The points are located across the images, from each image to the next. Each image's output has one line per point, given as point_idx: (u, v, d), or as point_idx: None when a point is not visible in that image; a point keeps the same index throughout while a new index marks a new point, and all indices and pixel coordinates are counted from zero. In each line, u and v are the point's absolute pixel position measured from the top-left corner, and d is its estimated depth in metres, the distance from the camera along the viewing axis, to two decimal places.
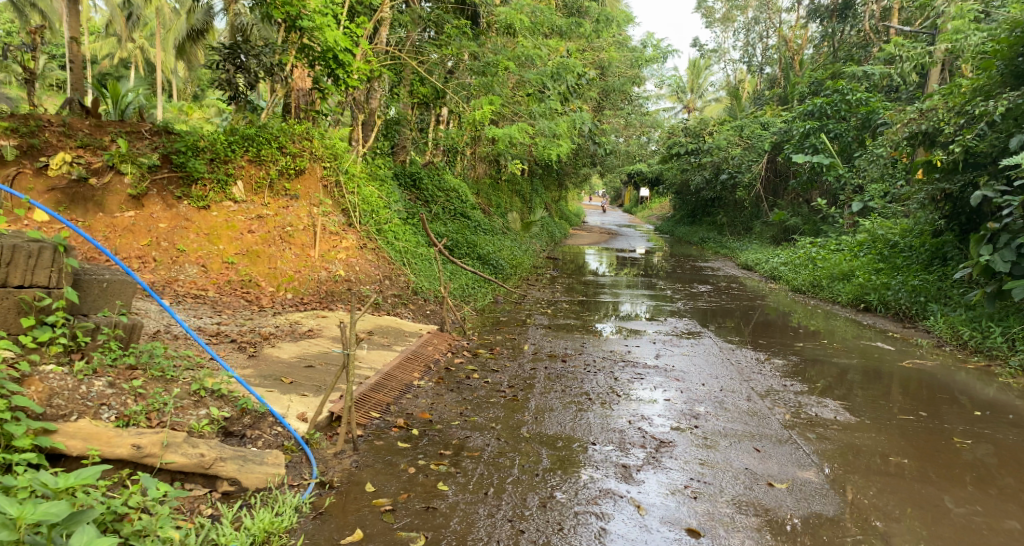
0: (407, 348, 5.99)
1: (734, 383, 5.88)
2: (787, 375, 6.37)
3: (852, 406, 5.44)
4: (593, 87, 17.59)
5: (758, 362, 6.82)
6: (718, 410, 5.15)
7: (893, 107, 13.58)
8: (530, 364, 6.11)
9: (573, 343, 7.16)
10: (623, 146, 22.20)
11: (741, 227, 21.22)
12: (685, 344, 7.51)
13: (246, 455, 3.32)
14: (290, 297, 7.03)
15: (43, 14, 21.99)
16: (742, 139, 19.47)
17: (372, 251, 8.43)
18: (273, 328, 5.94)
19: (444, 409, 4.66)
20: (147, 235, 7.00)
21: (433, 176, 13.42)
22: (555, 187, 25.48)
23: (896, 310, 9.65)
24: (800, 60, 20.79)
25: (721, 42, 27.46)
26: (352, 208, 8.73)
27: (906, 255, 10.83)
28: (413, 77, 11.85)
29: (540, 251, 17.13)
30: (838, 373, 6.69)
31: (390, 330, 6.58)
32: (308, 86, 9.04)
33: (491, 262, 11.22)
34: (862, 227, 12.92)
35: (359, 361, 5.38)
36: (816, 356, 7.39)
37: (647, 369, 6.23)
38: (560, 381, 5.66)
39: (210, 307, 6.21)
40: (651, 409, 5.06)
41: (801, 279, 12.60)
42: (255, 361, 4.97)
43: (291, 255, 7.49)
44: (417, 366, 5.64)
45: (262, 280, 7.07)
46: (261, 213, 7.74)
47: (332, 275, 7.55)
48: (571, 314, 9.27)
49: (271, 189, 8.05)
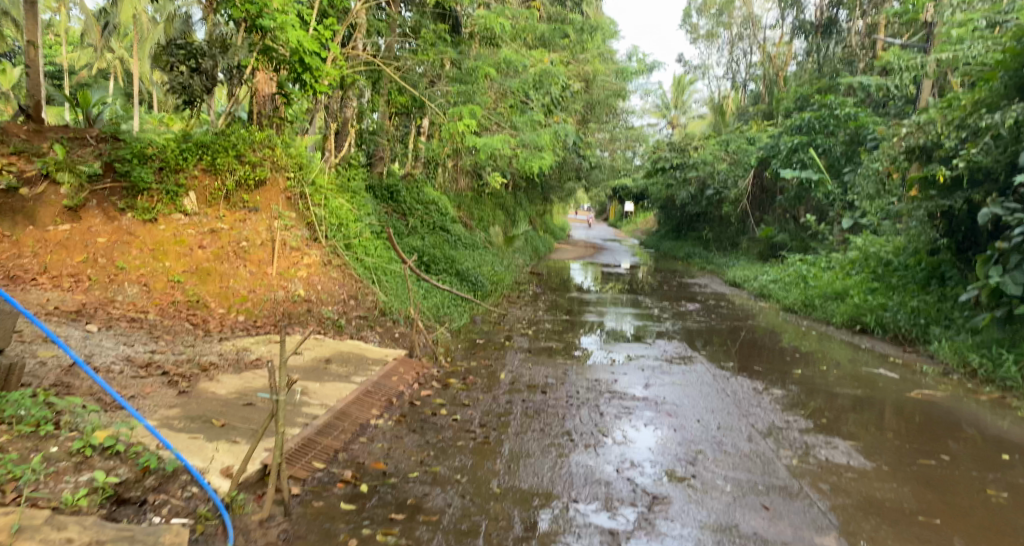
0: (367, 380, 5.35)
1: (734, 421, 5.28)
2: (788, 408, 5.80)
3: (863, 447, 4.89)
4: (577, 99, 17.22)
5: (756, 393, 6.23)
6: (719, 454, 4.56)
7: (883, 122, 13.26)
8: (506, 397, 5.47)
9: (554, 371, 6.51)
10: (608, 160, 21.79)
11: (728, 243, 20.85)
12: (676, 372, 6.87)
13: (134, 536, 2.64)
14: (241, 320, 6.36)
15: (14, 23, 21.27)
16: (728, 154, 19.14)
17: (338, 268, 7.74)
18: (215, 357, 5.23)
19: (402, 457, 4.01)
20: (83, 251, 6.28)
21: (411, 189, 12.81)
22: (540, 201, 25.00)
23: (895, 332, 9.19)
24: (785, 76, 20.61)
25: (705, 58, 27.29)
26: (318, 221, 8.08)
27: (902, 274, 10.46)
28: (391, 86, 11.44)
29: (524, 266, 16.60)
30: (840, 404, 6.15)
31: (351, 357, 5.93)
32: (274, 90, 8.41)
33: (470, 278, 10.60)
34: (854, 244, 12.50)
35: (310, 397, 4.70)
36: (817, 385, 6.84)
37: (636, 402, 5.62)
38: (538, 418, 5.02)
39: (147, 332, 5.50)
40: (642, 453, 4.46)
41: (793, 298, 12.11)
42: (185, 399, 4.24)
43: (246, 273, 6.81)
44: (377, 402, 4.97)
45: (212, 300, 6.39)
46: (215, 227, 7.07)
47: (291, 295, 6.87)
48: (552, 335, 8.64)
49: (228, 201, 7.40)
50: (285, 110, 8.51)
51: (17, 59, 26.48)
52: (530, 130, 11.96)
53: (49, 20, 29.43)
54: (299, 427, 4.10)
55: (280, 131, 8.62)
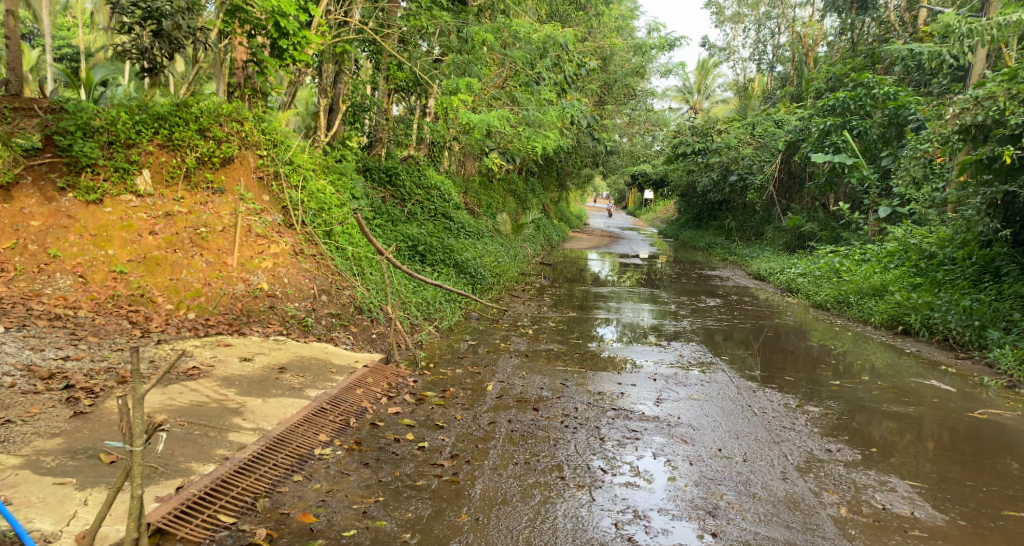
0: (323, 396, 4.50)
1: (763, 451, 4.34)
2: (828, 432, 4.83)
3: (926, 490, 3.94)
4: (592, 78, 16.14)
5: (788, 412, 5.26)
6: (746, 501, 3.63)
7: (927, 100, 12.05)
8: (489, 417, 4.58)
9: (550, 381, 5.59)
10: (627, 145, 20.70)
11: (751, 233, 19.72)
12: (693, 383, 5.90)
13: None
14: (192, 318, 5.52)
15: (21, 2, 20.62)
16: (754, 138, 17.95)
17: (311, 258, 6.85)
18: (143, 365, 4.37)
19: (340, 506, 3.16)
20: (12, 235, 5.48)
21: (411, 172, 11.90)
22: (554, 187, 23.99)
23: (944, 335, 8.12)
24: (815, 58, 19.33)
25: (730, 39, 25.86)
26: (292, 205, 7.24)
27: (949, 270, 9.41)
28: (389, 61, 10.54)
29: (533, 256, 15.66)
30: (888, 425, 5.16)
31: (310, 366, 5.07)
32: (249, 58, 7.51)
33: (468, 270, 9.71)
34: (892, 235, 11.42)
35: (244, 419, 3.85)
36: (860, 399, 5.83)
37: (644, 423, 4.70)
38: (524, 446, 4.13)
39: (69, 334, 4.68)
40: (649, 498, 3.56)
41: (824, 292, 11.06)
42: (77, 424, 3.35)
43: (201, 262, 5.95)
44: (329, 425, 4.12)
45: (160, 295, 5.59)
46: (171, 210, 6.24)
47: (252, 290, 6.01)
48: (555, 335, 7.69)
49: (188, 181, 6.55)
50: (258, 80, 7.62)
51: (36, 40, 26.32)
52: (535, 107, 11.00)
53: (65, 2, 28.72)
54: (213, 464, 3.25)
55: (255, 106, 7.75)
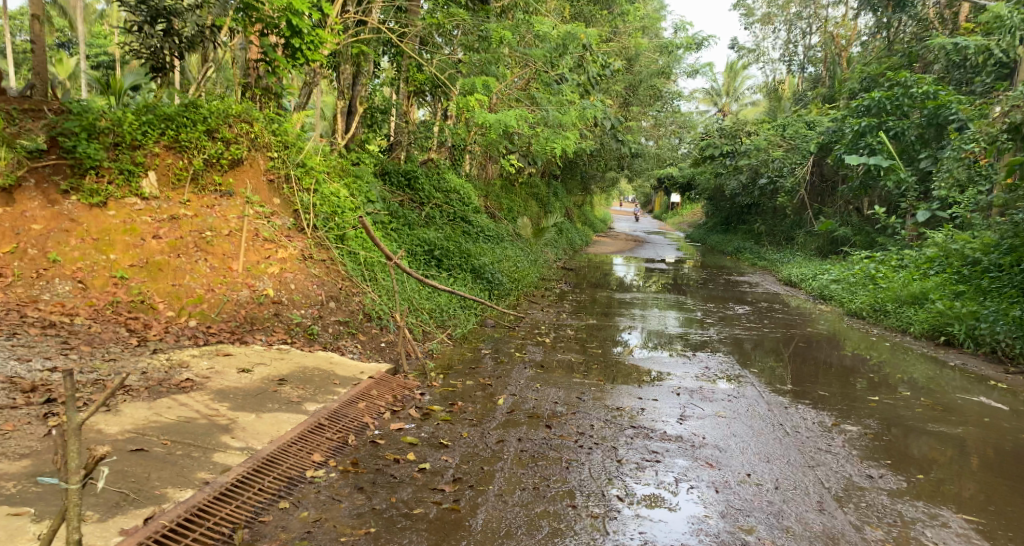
0: (322, 410, 4.23)
1: (797, 477, 3.94)
2: (869, 455, 4.39)
3: (985, 526, 3.51)
4: (617, 79, 15.80)
5: (823, 431, 4.83)
6: (779, 537, 3.26)
7: (970, 99, 11.43)
8: (498, 435, 4.26)
9: (566, 395, 5.26)
10: (652, 148, 20.26)
11: (781, 237, 19.10)
12: (720, 398, 5.51)
13: None
14: (193, 325, 5.32)
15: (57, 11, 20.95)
16: (784, 140, 17.36)
17: (320, 264, 6.62)
18: (133, 379, 4.17)
19: (326, 541, 2.89)
20: (12, 239, 5.34)
21: (431, 175, 11.68)
22: (578, 190, 23.63)
23: (992, 347, 7.57)
24: (848, 58, 18.66)
25: (760, 40, 25.19)
26: (303, 209, 7.02)
27: (995, 277, 8.84)
28: (408, 62, 10.35)
29: (555, 261, 15.32)
30: (934, 446, 4.68)
31: (312, 377, 4.81)
32: (260, 58, 7.36)
33: (485, 276, 9.44)
34: (932, 240, 10.88)
35: (233, 438, 3.60)
36: (903, 416, 5.36)
37: (666, 444, 4.34)
38: (533, 469, 3.80)
39: (61, 343, 4.52)
40: (669, 532, 3.22)
41: (859, 300, 10.52)
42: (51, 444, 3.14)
43: (205, 267, 5.75)
44: (325, 443, 3.85)
45: (161, 301, 5.39)
46: (176, 214, 6.07)
47: (256, 296, 5.79)
48: (574, 344, 7.35)
49: (195, 183, 6.39)
50: (269, 80, 7.45)
51: (71, 47, 26.87)
52: (556, 107, 10.67)
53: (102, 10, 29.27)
54: (191, 490, 3.00)
55: (266, 106, 7.57)
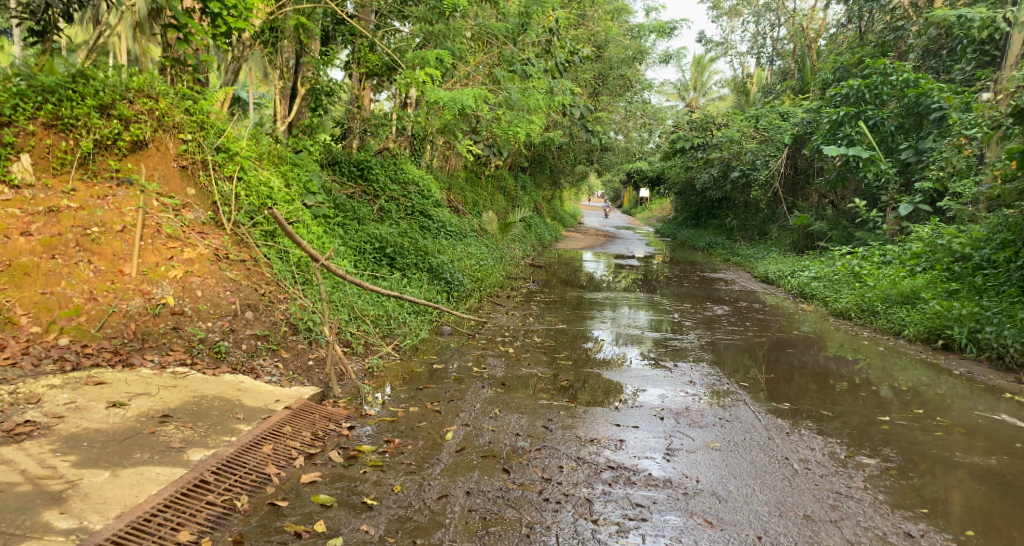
0: (208, 460, 3.24)
1: (818, 540, 3.13)
2: (897, 501, 3.59)
3: None
4: (585, 68, 14.92)
5: (836, 466, 4.01)
6: None
7: (951, 88, 10.86)
8: (440, 487, 3.34)
9: (529, 424, 4.34)
10: (622, 142, 19.34)
11: (754, 232, 18.52)
12: (711, 423, 4.65)
13: None
14: (64, 344, 4.30)
15: None
16: (758, 131, 16.56)
17: (239, 265, 5.55)
18: None
19: None
20: None
21: (386, 165, 10.67)
22: (547, 184, 22.74)
23: (997, 353, 6.88)
24: (818, 50, 18.10)
25: (727, 34, 24.57)
26: (222, 200, 5.91)
27: (989, 274, 8.26)
28: (359, 41, 9.32)
29: (522, 257, 14.39)
30: (972, 485, 3.86)
31: (208, 411, 3.80)
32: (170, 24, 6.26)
33: (444, 276, 8.48)
34: (916, 234, 10.34)
35: (61, 514, 2.67)
36: (921, 443, 4.55)
37: (652, 493, 3.45)
38: (483, 542, 2.91)
39: None
40: None
41: (845, 297, 9.80)
42: None
43: (88, 271, 4.68)
44: (204, 512, 2.91)
45: (23, 313, 4.31)
46: (57, 205, 4.95)
47: (152, 306, 4.72)
48: (542, 353, 6.44)
49: (85, 168, 5.29)
50: (183, 51, 6.33)
51: None
52: (520, 90, 9.72)
53: None
54: None
55: (178, 81, 6.49)
